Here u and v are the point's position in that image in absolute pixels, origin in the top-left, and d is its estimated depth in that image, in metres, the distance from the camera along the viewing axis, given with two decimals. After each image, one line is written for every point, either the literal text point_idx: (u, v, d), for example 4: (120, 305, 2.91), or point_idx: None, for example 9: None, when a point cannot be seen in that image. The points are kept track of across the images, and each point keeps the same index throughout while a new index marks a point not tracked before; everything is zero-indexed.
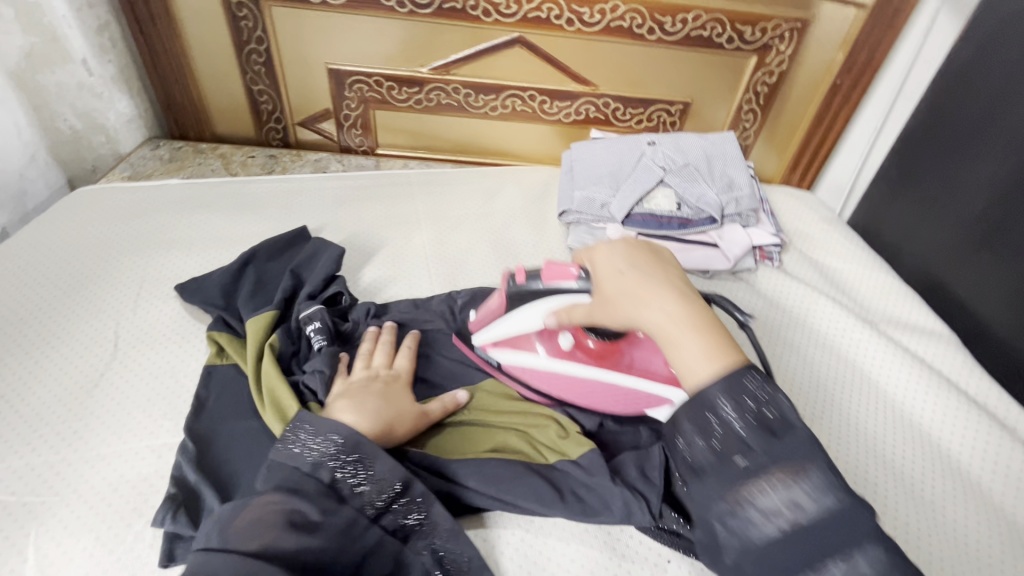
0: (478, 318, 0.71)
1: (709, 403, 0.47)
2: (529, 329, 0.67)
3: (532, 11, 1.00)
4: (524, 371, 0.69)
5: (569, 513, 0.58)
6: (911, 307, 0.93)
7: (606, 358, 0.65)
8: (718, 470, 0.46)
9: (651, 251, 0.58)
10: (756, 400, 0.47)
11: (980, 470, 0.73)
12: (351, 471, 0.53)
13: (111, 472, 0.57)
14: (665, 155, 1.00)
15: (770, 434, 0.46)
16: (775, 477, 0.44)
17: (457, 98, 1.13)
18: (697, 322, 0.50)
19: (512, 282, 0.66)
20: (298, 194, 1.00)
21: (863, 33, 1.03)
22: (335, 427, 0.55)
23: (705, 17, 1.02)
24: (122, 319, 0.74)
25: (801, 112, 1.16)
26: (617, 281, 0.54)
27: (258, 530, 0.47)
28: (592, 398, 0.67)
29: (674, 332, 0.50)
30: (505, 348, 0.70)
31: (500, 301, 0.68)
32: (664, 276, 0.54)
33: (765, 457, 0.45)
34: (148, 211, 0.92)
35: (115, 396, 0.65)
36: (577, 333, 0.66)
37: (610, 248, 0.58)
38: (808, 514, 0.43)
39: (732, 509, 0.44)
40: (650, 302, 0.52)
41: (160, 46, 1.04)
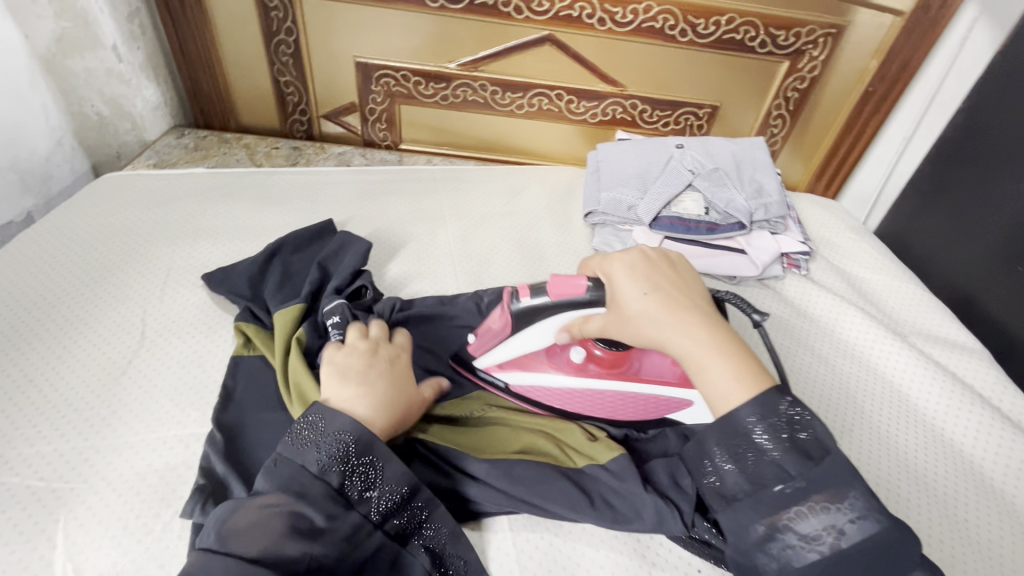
0: (479, 342, 0.68)
1: (743, 430, 0.49)
2: (539, 346, 0.66)
3: (564, 9, 0.99)
4: (533, 389, 0.68)
5: (598, 520, 0.57)
6: (942, 320, 0.92)
7: (618, 367, 0.66)
8: (756, 497, 0.47)
9: (668, 267, 0.57)
10: (789, 426, 0.48)
11: (1012, 487, 0.72)
12: (359, 475, 0.52)
13: (139, 461, 0.57)
14: (693, 159, 0.99)
15: (806, 458, 0.47)
16: (813, 501, 0.46)
17: (483, 96, 1.12)
18: (721, 346, 0.51)
19: (516, 300, 0.63)
20: (323, 187, 1.00)
21: (899, 41, 1.02)
22: (346, 423, 0.53)
23: (739, 20, 1.00)
24: (149, 307, 0.73)
25: (831, 119, 1.14)
26: (639, 304, 0.54)
27: (261, 536, 0.46)
28: (608, 408, 0.67)
29: (700, 358, 0.51)
30: (511, 370, 0.68)
31: (503, 323, 0.65)
32: (685, 298, 0.55)
33: (804, 482, 0.46)
34: (174, 200, 0.92)
35: (142, 384, 0.64)
36: (587, 344, 0.66)
37: (628, 265, 0.57)
38: (845, 538, 0.45)
39: (772, 536, 0.46)
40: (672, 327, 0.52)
41: (189, 35, 1.04)
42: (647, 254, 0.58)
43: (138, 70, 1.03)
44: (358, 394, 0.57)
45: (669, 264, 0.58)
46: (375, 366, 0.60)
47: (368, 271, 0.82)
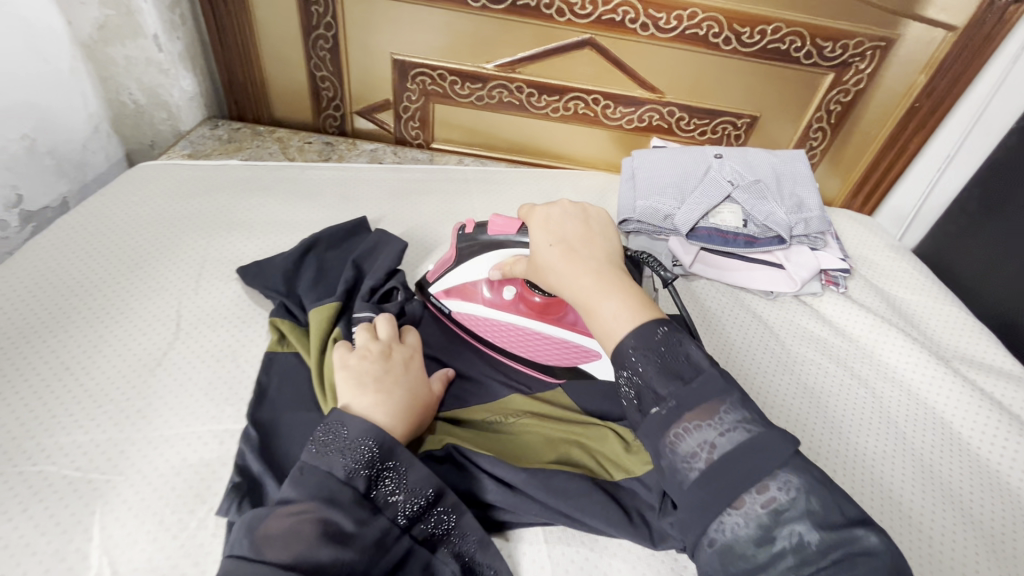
0: (434, 269, 0.77)
1: (624, 361, 0.48)
2: (478, 279, 0.73)
3: (607, 13, 0.98)
4: (471, 319, 0.75)
5: (635, 537, 0.56)
6: (988, 347, 0.89)
7: (547, 312, 0.74)
8: (644, 424, 0.47)
9: (584, 223, 0.60)
10: (665, 350, 0.48)
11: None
12: (384, 479, 0.51)
13: (174, 455, 0.56)
14: (733, 170, 0.96)
15: (678, 379, 0.47)
16: (687, 420, 0.45)
17: (519, 98, 1.11)
18: (614, 291, 0.52)
19: (463, 234, 0.71)
20: (356, 184, 0.99)
21: (950, 57, 0.99)
22: (364, 427, 0.52)
23: (785, 30, 0.98)
24: (184, 298, 0.73)
25: (872, 135, 1.12)
26: (545, 254, 0.57)
27: (293, 543, 0.45)
28: (531, 348, 0.73)
29: (594, 302, 0.52)
30: (454, 297, 0.76)
31: (452, 253, 0.75)
32: (590, 251, 0.56)
33: (676, 402, 0.46)
34: (210, 191, 0.92)
35: (177, 377, 0.64)
36: (523, 288, 0.74)
37: (546, 218, 0.60)
38: (721, 450, 0.44)
39: (664, 460, 0.45)
40: (569, 274, 0.54)
41: (229, 26, 1.04)
42: (569, 211, 0.61)
43: (177, 60, 1.03)
44: (376, 401, 0.56)
45: (586, 221, 0.60)
46: (389, 371, 0.60)
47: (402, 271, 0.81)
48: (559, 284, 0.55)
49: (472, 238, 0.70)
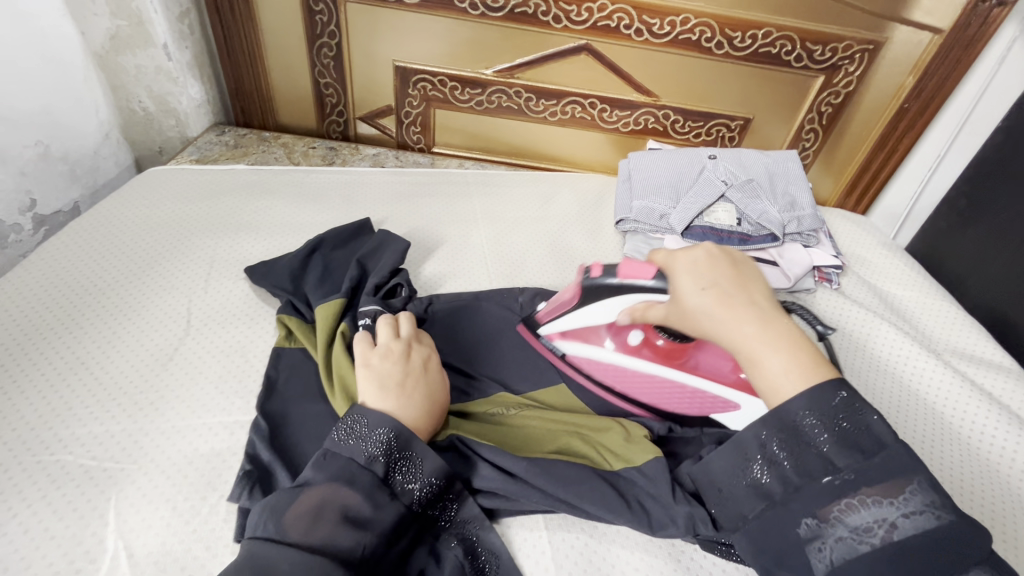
0: (548, 309, 0.75)
1: (793, 424, 0.47)
2: (600, 323, 0.71)
3: (602, 19, 1.01)
4: (590, 362, 0.73)
5: (632, 523, 0.57)
6: (977, 339, 0.90)
7: (674, 358, 0.69)
8: (807, 490, 0.47)
9: (726, 258, 0.55)
10: (846, 418, 0.47)
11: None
12: (401, 468, 0.53)
13: (186, 445, 0.58)
14: (726, 170, 0.99)
15: (861, 453, 0.46)
16: (864, 494, 0.45)
17: (518, 102, 1.14)
18: (779, 340, 0.49)
19: (586, 276, 0.71)
20: (359, 187, 1.02)
21: (937, 58, 1.02)
22: (386, 421, 0.54)
23: (776, 34, 1.01)
24: (195, 297, 0.75)
25: (862, 136, 1.15)
26: (696, 298, 0.52)
27: (315, 525, 0.47)
28: (653, 394, 0.70)
29: (758, 353, 0.49)
30: (571, 340, 0.74)
31: (574, 295, 0.72)
32: (748, 295, 0.52)
33: (853, 475, 0.46)
34: (219, 194, 0.95)
35: (188, 371, 0.66)
36: (648, 330, 0.70)
37: (683, 254, 0.56)
38: (902, 532, 0.44)
39: (823, 532, 0.45)
40: (727, 322, 0.50)
41: (236, 35, 1.07)
42: (711, 249, 0.56)
43: (185, 68, 1.06)
44: (398, 405, 0.56)
45: (728, 254, 0.56)
46: (408, 372, 0.60)
47: (405, 270, 0.84)
48: (714, 331, 0.51)
49: (599, 282, 0.69)
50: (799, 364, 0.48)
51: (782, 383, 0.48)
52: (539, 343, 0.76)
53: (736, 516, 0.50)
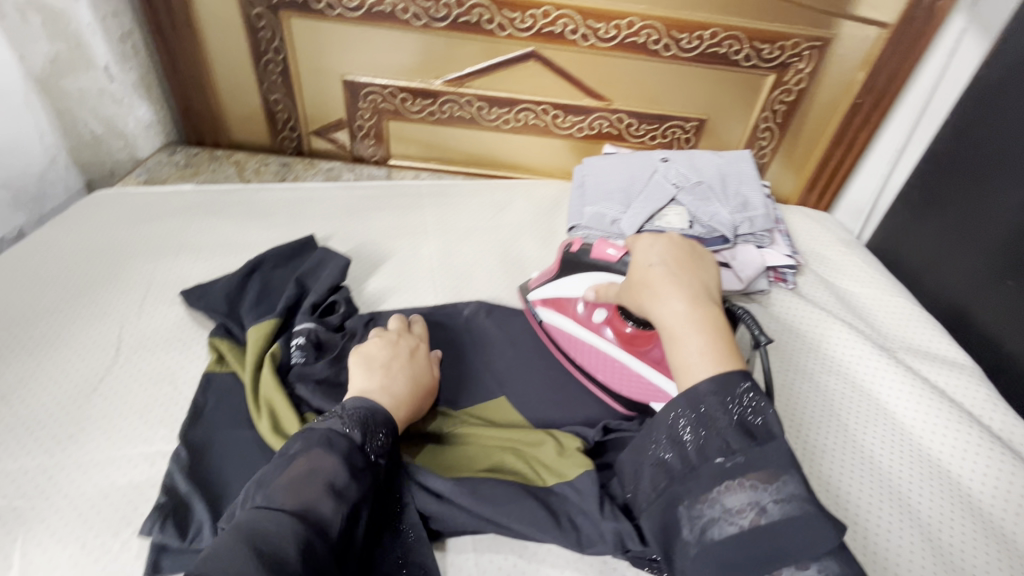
0: (537, 277, 0.80)
1: (698, 401, 0.49)
2: (576, 295, 0.74)
3: (546, 25, 1.00)
4: (559, 331, 0.76)
5: (560, 541, 0.55)
6: (933, 336, 0.89)
7: (636, 344, 0.70)
8: (698, 471, 0.48)
9: (689, 250, 0.59)
10: (747, 403, 0.48)
11: (1013, 519, 0.68)
12: (376, 439, 0.54)
13: (103, 479, 0.57)
14: (678, 173, 0.98)
15: (751, 438, 0.48)
16: (747, 478, 0.46)
17: (470, 111, 1.13)
18: (702, 326, 0.52)
19: (568, 250, 0.75)
20: (307, 202, 1.00)
21: (886, 52, 1.01)
22: (363, 401, 0.56)
23: (722, 34, 1.00)
24: (127, 323, 0.74)
25: (819, 132, 1.14)
26: (645, 271, 0.57)
27: (295, 492, 0.46)
28: (608, 375, 0.71)
29: (679, 329, 0.52)
30: (548, 308, 0.77)
31: (554, 265, 0.77)
32: (691, 278, 0.56)
33: (743, 459, 0.47)
34: (162, 216, 0.93)
35: (113, 401, 0.65)
36: (615, 313, 0.71)
37: (648, 238, 0.61)
38: (770, 517, 0.44)
39: (701, 508, 0.47)
40: (664, 295, 0.54)
41: (181, 54, 1.06)
42: (674, 239, 0.61)
43: (129, 89, 1.06)
44: (382, 383, 0.61)
45: (692, 247, 0.60)
46: (395, 357, 0.65)
47: (348, 287, 0.82)
48: (651, 301, 0.55)
49: (575, 256, 0.74)
50: (712, 355, 0.51)
51: (693, 364, 0.51)
52: (526, 307, 0.81)
53: (640, 495, 0.52)
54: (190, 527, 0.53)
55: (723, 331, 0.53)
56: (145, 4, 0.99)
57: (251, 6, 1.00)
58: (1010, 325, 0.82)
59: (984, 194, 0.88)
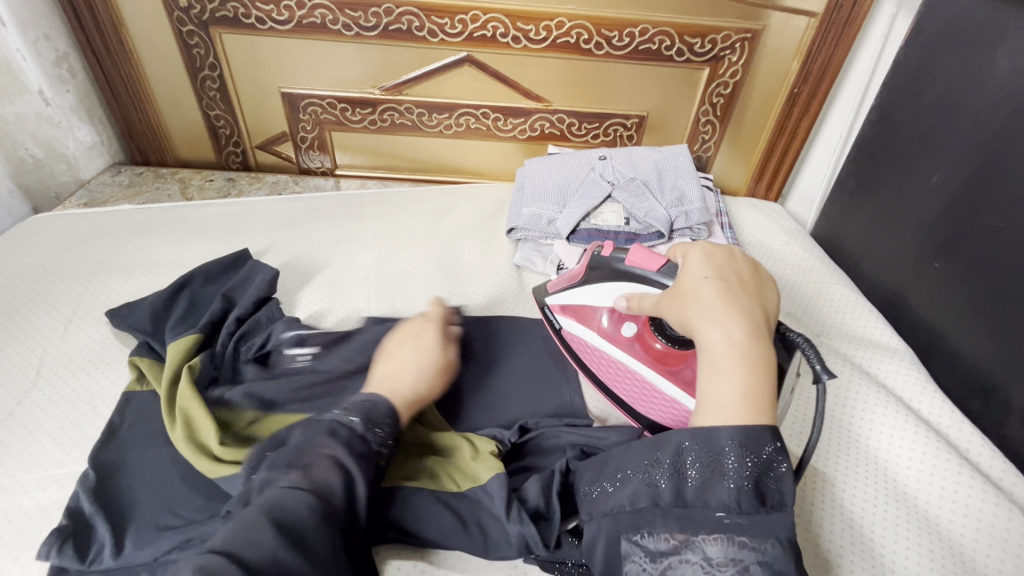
0: (557, 282, 0.78)
1: (716, 449, 0.45)
2: (601, 304, 0.72)
3: (477, 30, 1.00)
4: (583, 342, 0.74)
5: (466, 545, 0.56)
6: (867, 321, 0.89)
7: (664, 363, 0.67)
8: (688, 514, 0.45)
9: (752, 274, 0.55)
10: (766, 464, 0.44)
11: (959, 522, 0.64)
12: (382, 434, 0.53)
13: (10, 503, 0.57)
14: (615, 170, 0.99)
15: (761, 502, 0.44)
16: (739, 536, 0.43)
17: (411, 118, 1.13)
18: (751, 360, 0.47)
19: (598, 253, 0.72)
20: (245, 217, 1.01)
21: (816, 42, 1.01)
22: (369, 394, 0.56)
23: (652, 31, 1.01)
24: (50, 346, 0.74)
25: (761, 122, 1.14)
26: (698, 283, 0.53)
27: (308, 471, 0.46)
28: (634, 394, 0.69)
29: (725, 356, 0.47)
30: (569, 315, 0.75)
31: (580, 267, 0.74)
32: (751, 302, 0.51)
33: (744, 520, 0.44)
34: (96, 237, 0.93)
35: (27, 424, 0.65)
36: (644, 328, 0.69)
37: (705, 254, 0.57)
38: None
39: (675, 550, 0.44)
40: (717, 313, 0.50)
41: (118, 75, 1.07)
42: (744, 260, 0.56)
43: (68, 112, 1.05)
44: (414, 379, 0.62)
45: (756, 272, 0.56)
46: (406, 344, 0.67)
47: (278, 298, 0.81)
48: (699, 317, 0.50)
49: (608, 260, 0.71)
50: (753, 400, 0.46)
51: (729, 403, 0.46)
52: (543, 312, 0.79)
53: (612, 502, 0.49)
54: (91, 547, 0.53)
55: (773, 374, 0.47)
56: (76, 27, 1.00)
57: (182, 24, 1.00)
58: (939, 307, 0.83)
59: (913, 177, 0.88)
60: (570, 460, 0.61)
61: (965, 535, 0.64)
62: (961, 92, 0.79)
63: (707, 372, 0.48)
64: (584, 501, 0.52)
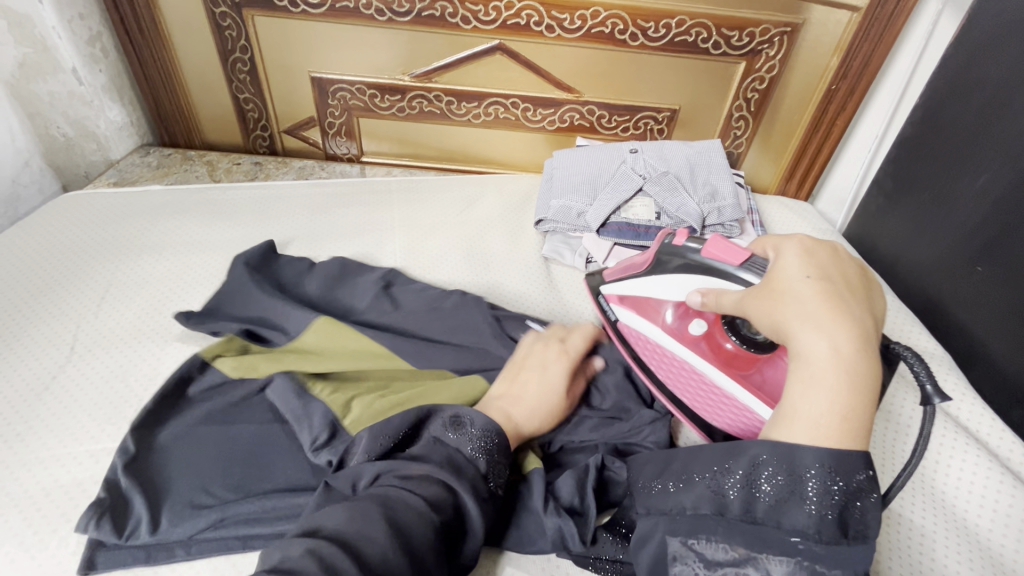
0: (621, 267, 0.74)
1: (797, 467, 0.43)
2: (666, 299, 0.68)
3: (511, 18, 0.99)
4: (642, 338, 0.70)
5: (500, 535, 0.56)
6: (906, 324, 0.87)
7: (733, 365, 0.64)
8: (755, 531, 0.44)
9: (858, 276, 0.50)
10: (843, 494, 0.42)
11: (1010, 540, 0.62)
12: (499, 471, 0.50)
13: (47, 476, 0.58)
14: (646, 163, 0.97)
15: (842, 534, 0.42)
16: (814, 564, 0.41)
17: (440, 106, 1.12)
18: (855, 376, 0.43)
19: (670, 241, 0.67)
20: (274, 202, 1.01)
21: (858, 37, 0.98)
22: (490, 421, 0.53)
23: (689, 22, 0.99)
24: (84, 322, 0.74)
25: (796, 118, 1.11)
26: (798, 283, 0.48)
27: (427, 489, 0.45)
28: (697, 396, 0.66)
29: (829, 369, 0.43)
30: (628, 307, 0.72)
31: (647, 257, 0.69)
32: (858, 307, 0.47)
33: (819, 551, 0.42)
34: (125, 217, 0.93)
35: (62, 399, 0.65)
36: (715, 326, 0.65)
37: (804, 248, 0.51)
38: None
39: (735, 562, 0.44)
40: (820, 319, 0.45)
41: (149, 55, 1.06)
42: (846, 259, 0.51)
43: (100, 92, 1.05)
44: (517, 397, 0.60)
45: (861, 274, 0.51)
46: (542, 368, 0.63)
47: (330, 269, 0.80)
48: (798, 322, 0.46)
49: (679, 251, 0.65)
50: (852, 422, 0.42)
51: (824, 422, 0.43)
52: (599, 302, 0.76)
53: (672, 503, 0.48)
54: (128, 523, 0.53)
55: (876, 393, 0.44)
56: (110, 7, 1.00)
57: (215, 5, 1.00)
58: (979, 314, 0.81)
59: (953, 181, 0.86)
60: (605, 457, 0.61)
61: (1017, 552, 0.61)
62: (1010, 93, 0.77)
63: (799, 384, 0.44)
64: (642, 495, 0.51)
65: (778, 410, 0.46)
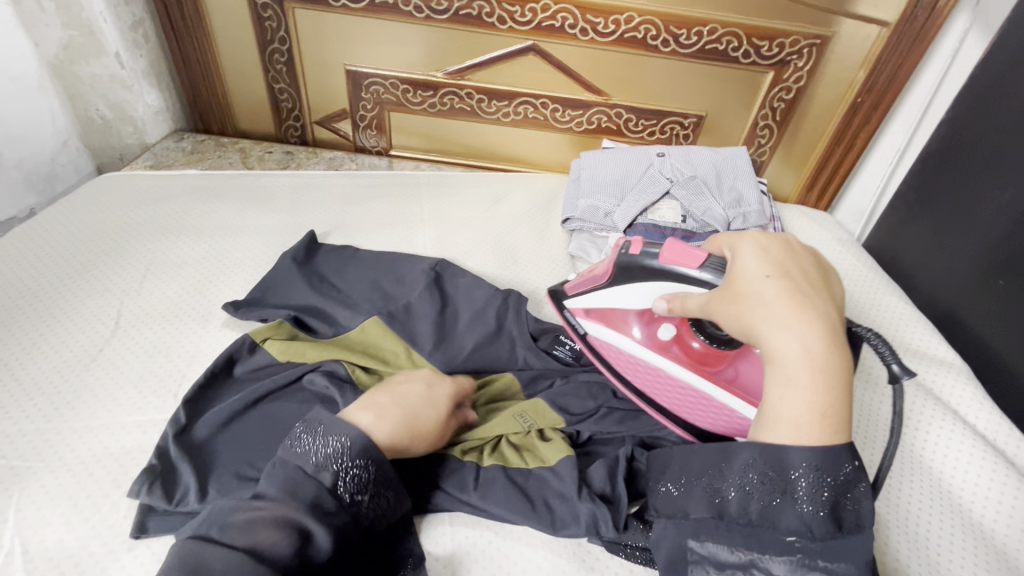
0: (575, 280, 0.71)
1: (787, 468, 0.44)
2: (630, 309, 0.66)
3: (546, 19, 1.01)
4: (609, 347, 0.69)
5: (533, 521, 0.57)
6: (924, 333, 0.88)
7: (704, 364, 0.65)
8: (755, 535, 0.46)
9: (814, 266, 0.51)
10: (846, 488, 0.44)
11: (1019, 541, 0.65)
12: (351, 478, 0.49)
13: (97, 443, 0.60)
14: (673, 167, 0.99)
15: (836, 527, 0.44)
16: (828, 563, 0.43)
17: (470, 104, 1.14)
18: (829, 374, 0.44)
19: (625, 251, 0.65)
20: (307, 190, 1.03)
21: (887, 51, 1.00)
22: (349, 427, 0.52)
23: (721, 31, 1.01)
24: (126, 299, 0.76)
25: (821, 129, 1.13)
26: (759, 284, 0.48)
27: (260, 519, 0.44)
28: (674, 399, 0.66)
29: (803, 370, 0.44)
30: (593, 318, 0.69)
31: (605, 269, 0.67)
32: (822, 301, 0.47)
33: (818, 547, 0.43)
34: (162, 199, 0.95)
35: (108, 372, 0.67)
36: (682, 329, 0.66)
37: (760, 246, 0.52)
38: None
39: (740, 565, 0.46)
40: (787, 319, 0.46)
41: (189, 42, 1.09)
42: (800, 250, 0.52)
43: (140, 76, 1.07)
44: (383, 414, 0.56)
45: (816, 263, 0.52)
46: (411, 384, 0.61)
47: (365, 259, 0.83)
48: (766, 325, 0.46)
49: (636, 259, 0.64)
50: (830, 418, 0.44)
51: (804, 421, 0.44)
52: (562, 314, 0.72)
53: (675, 507, 0.50)
54: (177, 490, 0.55)
55: (849, 385, 0.45)
56: None
57: None
58: (999, 330, 0.82)
59: (976, 197, 0.88)
60: (634, 449, 0.63)
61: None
62: None
63: (777, 387, 0.45)
64: (653, 496, 0.53)
65: (762, 411, 0.47)
